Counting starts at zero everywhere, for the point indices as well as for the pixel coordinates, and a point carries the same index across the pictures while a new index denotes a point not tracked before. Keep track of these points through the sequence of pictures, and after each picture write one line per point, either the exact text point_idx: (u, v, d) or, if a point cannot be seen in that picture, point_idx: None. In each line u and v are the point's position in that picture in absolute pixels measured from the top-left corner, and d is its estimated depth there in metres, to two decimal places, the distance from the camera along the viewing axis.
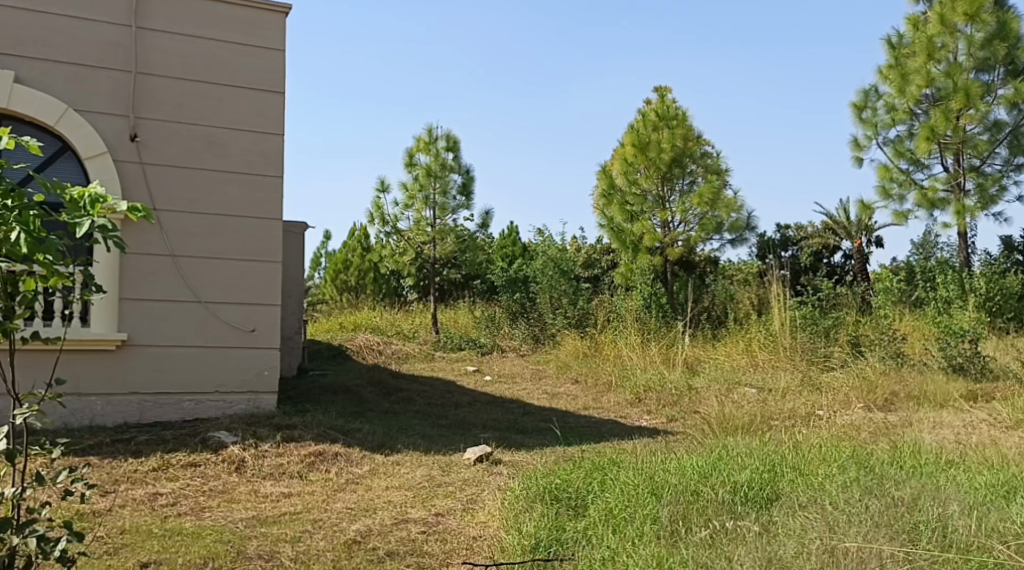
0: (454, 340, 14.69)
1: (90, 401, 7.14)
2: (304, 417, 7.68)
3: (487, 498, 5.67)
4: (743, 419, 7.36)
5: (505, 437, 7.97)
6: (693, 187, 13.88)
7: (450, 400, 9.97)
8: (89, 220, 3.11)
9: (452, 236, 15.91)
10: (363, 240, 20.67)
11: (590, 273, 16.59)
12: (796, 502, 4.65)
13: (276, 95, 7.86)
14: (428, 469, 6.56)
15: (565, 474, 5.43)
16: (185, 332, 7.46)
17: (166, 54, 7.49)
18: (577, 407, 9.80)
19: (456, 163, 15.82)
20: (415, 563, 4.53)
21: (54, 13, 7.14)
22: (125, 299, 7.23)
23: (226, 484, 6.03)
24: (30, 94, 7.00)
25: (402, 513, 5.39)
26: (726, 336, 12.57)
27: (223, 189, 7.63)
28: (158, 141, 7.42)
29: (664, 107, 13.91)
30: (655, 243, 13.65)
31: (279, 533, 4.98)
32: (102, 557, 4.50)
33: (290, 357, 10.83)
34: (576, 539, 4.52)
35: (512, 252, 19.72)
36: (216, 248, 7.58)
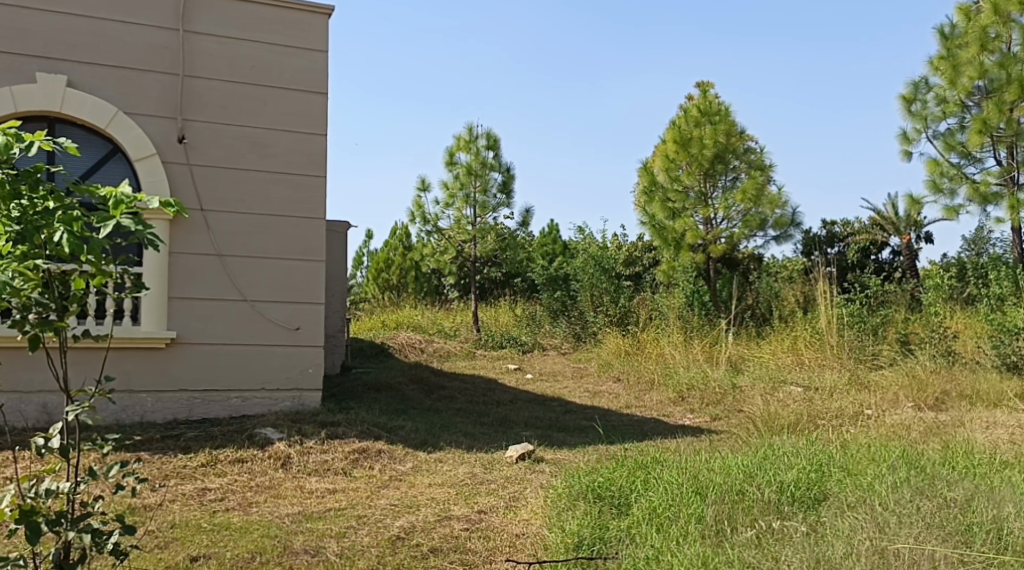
0: (495, 338, 14.71)
1: (140, 398, 7.27)
2: (347, 414, 7.75)
3: (530, 496, 5.67)
4: (789, 419, 7.27)
5: (547, 435, 7.96)
6: (736, 183, 13.74)
7: (491, 398, 9.98)
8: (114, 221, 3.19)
9: (492, 234, 15.94)
10: (405, 239, 20.82)
11: (631, 271, 16.50)
12: (844, 502, 4.59)
13: (320, 96, 7.94)
14: (470, 466, 6.58)
15: (607, 473, 5.39)
16: (231, 330, 7.57)
17: (211, 57, 7.60)
18: (619, 405, 9.76)
19: (497, 161, 15.84)
20: (459, 560, 4.54)
21: (104, 18, 7.28)
22: (173, 298, 7.35)
23: (272, 480, 6.11)
24: (81, 97, 7.14)
25: (445, 510, 5.41)
26: (771, 334, 12.43)
27: (268, 189, 7.72)
28: (205, 143, 7.53)
29: (707, 103, 13.78)
30: (697, 240, 13.53)
31: (325, 529, 5.03)
32: (153, 550, 4.59)
33: (334, 355, 10.94)
34: (620, 538, 4.50)
35: (553, 251, 19.73)
36: (262, 247, 7.67)
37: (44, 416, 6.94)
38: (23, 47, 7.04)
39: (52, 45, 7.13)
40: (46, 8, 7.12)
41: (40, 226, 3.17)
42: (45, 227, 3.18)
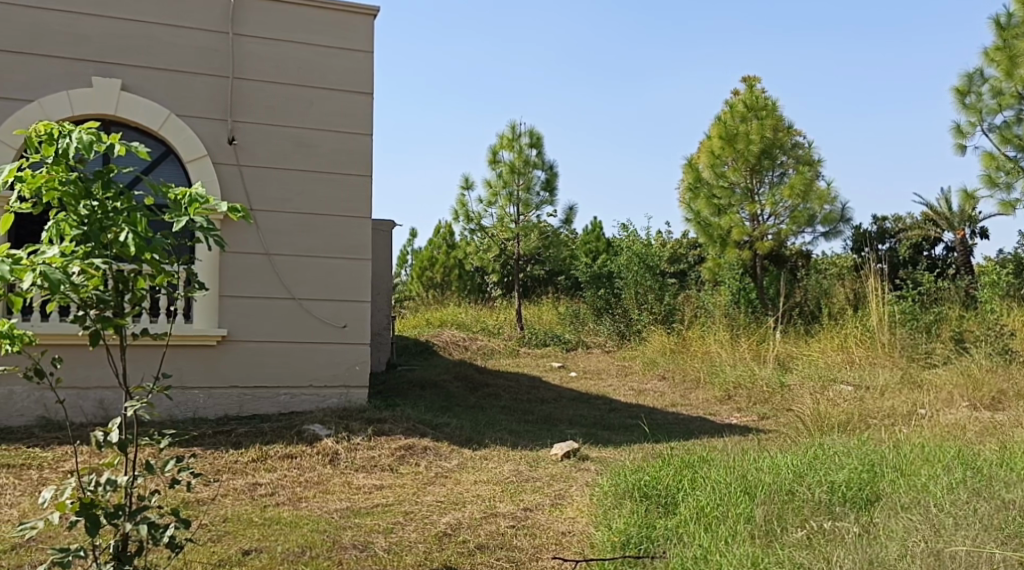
0: (539, 336, 14.72)
1: (193, 394, 7.41)
2: (393, 411, 7.82)
3: (576, 493, 5.67)
4: (840, 417, 7.16)
5: (592, 433, 7.94)
6: (783, 179, 13.57)
7: (536, 396, 9.99)
8: (186, 219, 3.35)
9: (536, 232, 15.94)
10: (448, 237, 20.93)
11: (676, 268, 16.38)
12: (898, 503, 4.51)
13: (365, 96, 8.01)
14: (515, 464, 6.60)
15: (654, 471, 5.36)
16: (279, 328, 7.67)
17: (259, 59, 7.71)
18: (665, 403, 9.71)
19: (540, 158, 15.84)
20: (506, 557, 4.56)
21: (155, 23, 7.43)
22: (224, 297, 7.48)
23: (321, 475, 6.19)
24: (135, 100, 7.29)
25: (491, 508, 5.43)
26: (821, 331, 12.25)
27: (315, 189, 7.81)
28: (254, 143, 7.65)
29: (753, 98, 13.62)
30: (743, 236, 13.39)
31: (373, 524, 5.08)
32: (207, 543, 4.67)
33: (379, 352, 11.04)
34: (667, 537, 4.47)
35: (597, 248, 19.69)
36: (309, 246, 7.77)
37: (101, 411, 7.10)
38: (79, 52, 7.22)
39: (106, 49, 7.29)
40: (100, 13, 7.29)
41: (106, 226, 3.27)
42: (112, 228, 3.28)
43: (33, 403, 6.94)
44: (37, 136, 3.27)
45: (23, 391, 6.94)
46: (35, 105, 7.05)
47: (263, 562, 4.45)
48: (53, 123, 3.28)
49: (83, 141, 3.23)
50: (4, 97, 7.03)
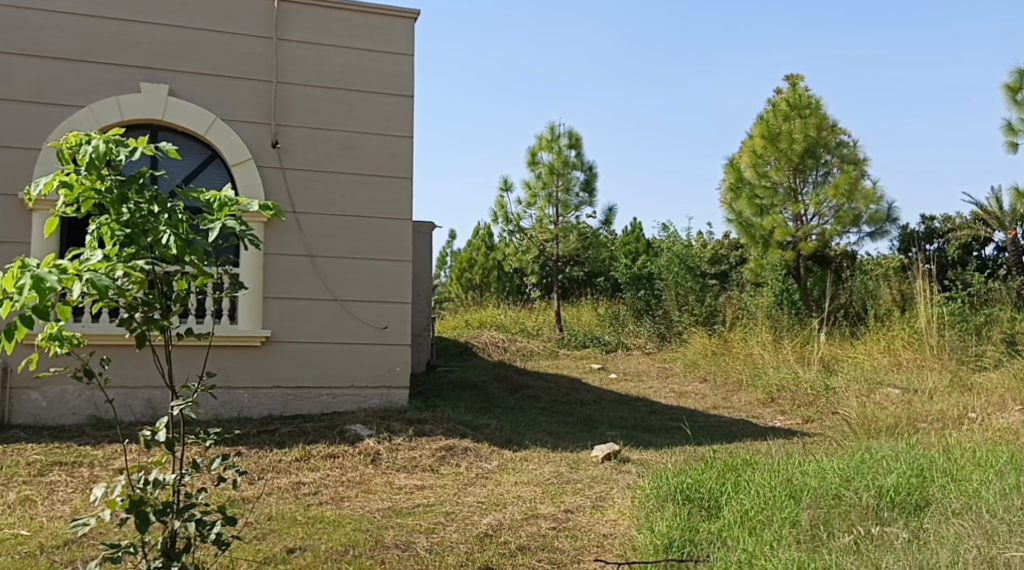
0: (579, 338, 14.68)
1: (238, 394, 7.51)
2: (434, 412, 7.85)
3: (617, 495, 5.65)
4: (888, 421, 7.04)
5: (632, 435, 7.90)
6: (828, 178, 13.38)
7: (575, 397, 9.96)
8: (219, 224, 3.35)
9: (575, 233, 15.90)
10: (487, 239, 20.95)
11: (717, 269, 16.22)
12: (949, 509, 4.43)
13: (407, 99, 8.06)
14: (556, 465, 6.59)
15: (696, 474, 5.32)
16: (322, 329, 7.75)
17: (303, 63, 7.79)
18: (706, 406, 9.63)
19: (579, 159, 15.81)
20: (547, 558, 4.55)
21: (201, 29, 7.55)
22: (268, 298, 7.57)
23: (363, 475, 6.23)
24: (182, 105, 7.42)
25: (533, 509, 5.43)
26: (867, 333, 12.05)
27: (357, 191, 7.88)
28: (297, 147, 7.73)
29: (796, 96, 13.45)
30: (786, 237, 13.23)
31: (415, 524, 5.11)
32: (252, 541, 4.73)
33: (419, 353, 11.10)
34: (711, 541, 4.43)
35: (636, 249, 19.59)
36: (350, 247, 7.83)
37: (149, 411, 7.23)
38: (127, 58, 7.36)
39: (154, 55, 7.42)
40: (148, 20, 7.42)
41: (147, 229, 3.33)
42: (152, 231, 3.33)
43: (84, 402, 7.08)
44: (68, 147, 3.32)
45: (74, 390, 7.09)
46: (86, 111, 7.21)
47: (307, 560, 4.50)
48: (81, 134, 3.32)
49: (99, 150, 3.25)
50: (56, 103, 7.19)
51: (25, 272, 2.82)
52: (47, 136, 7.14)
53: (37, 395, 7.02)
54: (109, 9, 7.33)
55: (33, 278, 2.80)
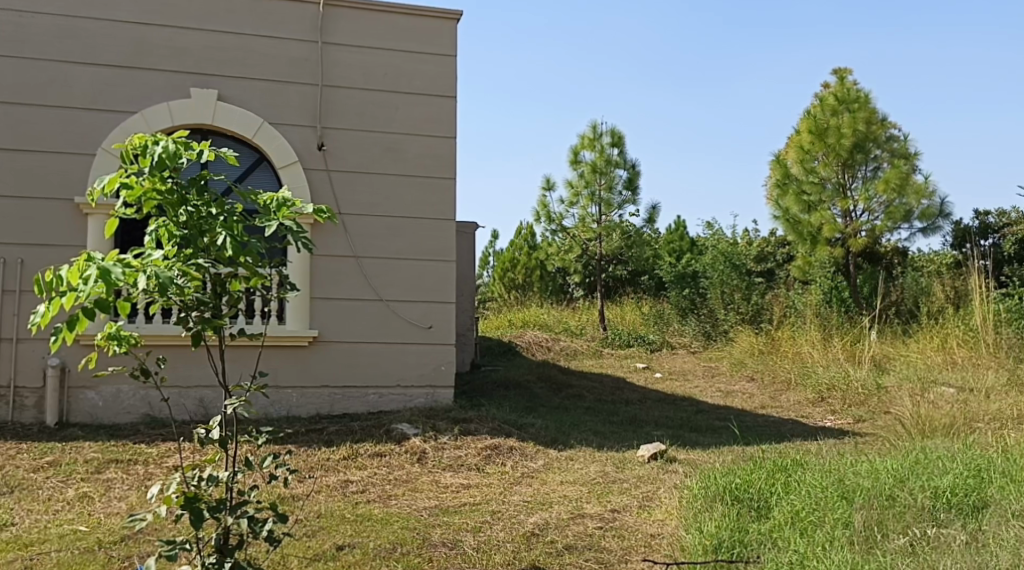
0: (623, 337, 14.61)
1: (286, 394, 7.60)
2: (479, 411, 7.87)
3: (664, 495, 5.61)
4: (943, 420, 6.89)
5: (679, 435, 7.84)
6: (877, 173, 13.14)
7: (620, 397, 9.92)
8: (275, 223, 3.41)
9: (618, 231, 15.85)
10: (530, 238, 20.93)
11: (763, 267, 16.01)
12: (1009, 511, 4.38)
13: (451, 100, 8.09)
14: (601, 465, 6.56)
15: (745, 474, 5.26)
16: (368, 328, 7.81)
17: (348, 66, 7.86)
18: (754, 405, 9.53)
19: (622, 158, 15.74)
20: (594, 558, 4.54)
21: (249, 34, 7.66)
22: (316, 298, 7.66)
23: (409, 474, 6.27)
24: (231, 110, 7.53)
25: (579, 508, 5.42)
26: (919, 331, 11.82)
27: (401, 192, 7.93)
28: (343, 149, 7.80)
29: (844, 90, 13.25)
30: (835, 233, 13.04)
31: (461, 522, 5.13)
32: (302, 538, 4.79)
33: (463, 353, 11.13)
34: (761, 542, 4.38)
35: (680, 247, 19.45)
36: (395, 248, 7.88)
37: (202, 410, 7.35)
38: (177, 65, 7.49)
39: (204, 62, 7.55)
40: (197, 27, 7.55)
41: (204, 230, 3.39)
42: (209, 232, 3.39)
43: (139, 401, 7.23)
44: (132, 148, 3.38)
45: (129, 389, 7.24)
46: (139, 117, 7.35)
47: (357, 557, 4.54)
48: (145, 135, 3.39)
49: (168, 150, 3.32)
50: (109, 109, 7.34)
51: (91, 264, 2.90)
52: (101, 142, 7.29)
53: (94, 395, 7.17)
54: (159, 17, 7.47)
55: (100, 270, 2.87)
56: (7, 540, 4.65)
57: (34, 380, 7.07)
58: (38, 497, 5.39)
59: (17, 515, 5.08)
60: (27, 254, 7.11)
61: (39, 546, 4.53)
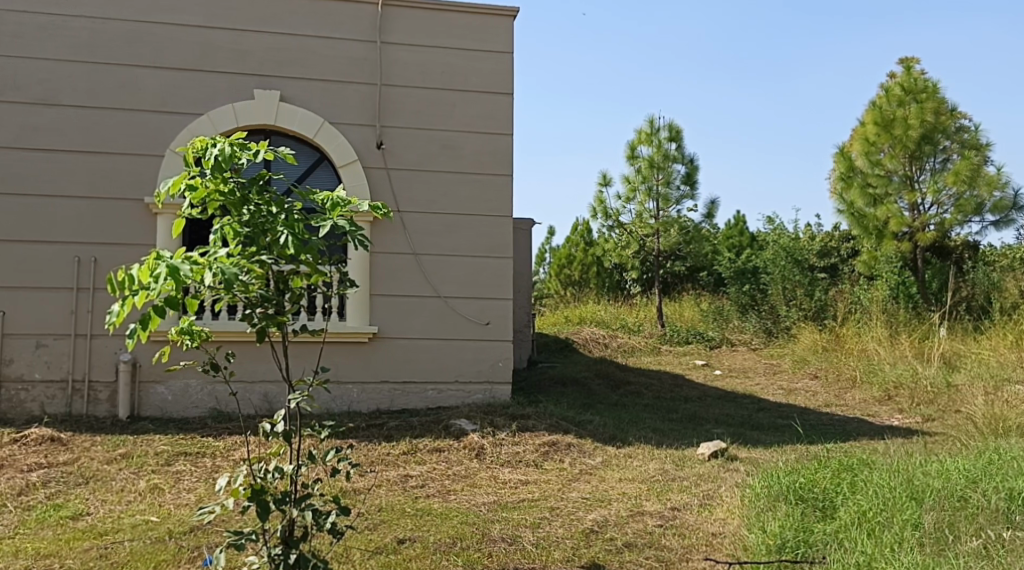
0: (681, 334, 14.48)
1: (347, 389, 7.70)
2: (537, 407, 7.86)
3: (725, 494, 5.53)
4: (1017, 418, 6.68)
5: (740, 433, 7.73)
6: (947, 165, 12.76)
7: (679, 394, 9.82)
8: (329, 222, 3.49)
9: (676, 227, 15.69)
10: (586, 234, 20.83)
11: (827, 263, 15.69)
12: None
13: (508, 97, 8.09)
14: (661, 462, 6.51)
15: (809, 474, 5.15)
16: (426, 325, 7.86)
17: (405, 65, 7.92)
18: (818, 403, 9.36)
19: (680, 152, 15.60)
20: (655, 556, 4.51)
21: (309, 35, 7.77)
22: (375, 295, 7.74)
23: (468, 469, 6.30)
24: (293, 111, 7.66)
25: (638, 506, 5.38)
26: (991, 328, 11.46)
27: (459, 189, 7.96)
28: (401, 147, 7.86)
29: (911, 80, 12.91)
30: (902, 227, 12.70)
31: (520, 518, 5.13)
32: (364, 531, 4.85)
33: (520, 349, 11.15)
34: (826, 542, 4.30)
35: (740, 242, 19.18)
36: (452, 245, 7.92)
37: (266, 405, 7.49)
38: (241, 67, 7.64)
39: (267, 64, 7.69)
40: (260, 29, 7.68)
41: (266, 230, 3.44)
42: (270, 231, 3.44)
43: (206, 395, 7.39)
44: (194, 151, 3.50)
45: (197, 384, 7.42)
46: (205, 119, 7.52)
47: (417, 551, 4.58)
48: (206, 138, 3.50)
49: (224, 153, 3.44)
50: (176, 111, 7.52)
51: (160, 263, 2.99)
52: (168, 143, 7.47)
53: (163, 389, 7.36)
54: (223, 20, 7.62)
55: (169, 267, 2.96)
56: (83, 529, 4.81)
57: (107, 375, 7.28)
58: (111, 488, 5.55)
59: (92, 505, 5.24)
60: (100, 253, 7.32)
61: (112, 535, 4.67)
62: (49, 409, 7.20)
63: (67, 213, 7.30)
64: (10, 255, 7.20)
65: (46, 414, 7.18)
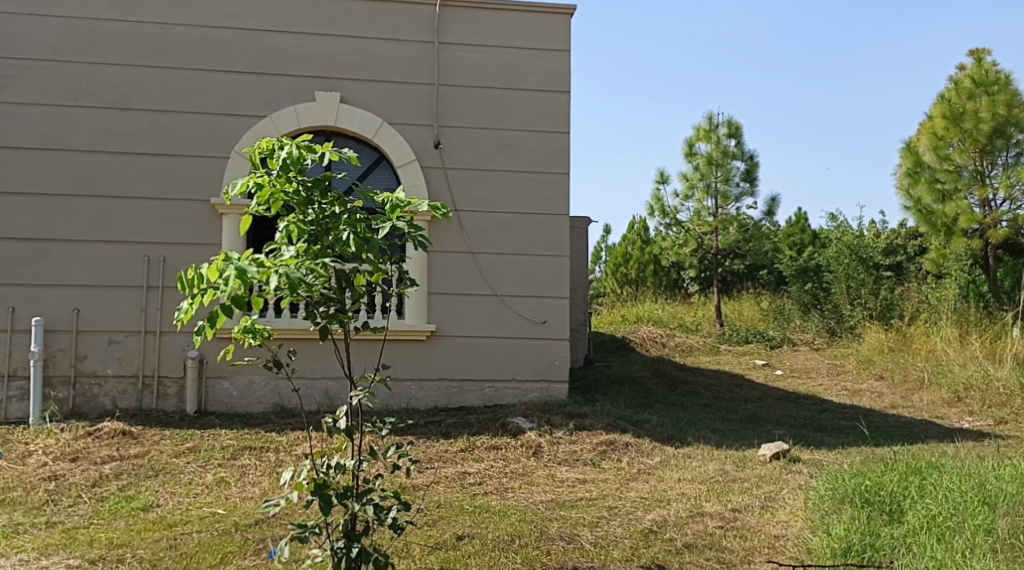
0: (740, 333, 14.26)
1: (406, 386, 7.77)
2: (595, 406, 7.83)
3: (788, 496, 5.44)
4: None
5: (802, 434, 7.60)
6: (1020, 160, 12.35)
7: (739, 394, 9.70)
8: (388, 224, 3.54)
9: (735, 225, 15.47)
10: (643, 233, 20.60)
11: (892, 261, 15.33)
12: None
13: (565, 96, 8.07)
14: (721, 463, 6.43)
15: (876, 477, 5.04)
16: (484, 323, 7.89)
17: (463, 65, 7.95)
18: (883, 404, 9.16)
19: (739, 149, 15.39)
20: (716, 557, 4.46)
21: (369, 37, 7.85)
22: (433, 294, 7.79)
23: (525, 467, 6.30)
24: (353, 112, 7.75)
25: (698, 506, 5.31)
26: None
27: (516, 188, 7.97)
28: (459, 147, 7.90)
29: (981, 72, 12.55)
30: (972, 224, 12.30)
31: (579, 517, 5.11)
32: (424, 527, 4.89)
33: (577, 348, 11.12)
34: (895, 546, 4.20)
35: (801, 240, 18.84)
36: (509, 244, 7.94)
37: (327, 401, 7.59)
38: (303, 70, 7.75)
39: (328, 66, 7.79)
40: (321, 32, 7.79)
41: (330, 228, 3.50)
42: (333, 229, 3.50)
43: (270, 391, 7.53)
44: (261, 152, 3.59)
45: (261, 380, 7.56)
46: (268, 121, 7.64)
47: (476, 547, 4.60)
48: (272, 139, 3.58)
49: (292, 154, 3.50)
50: (241, 114, 7.66)
51: (229, 264, 3.01)
52: (234, 145, 7.62)
53: (229, 385, 7.51)
54: (286, 24, 7.75)
55: (237, 269, 2.99)
56: (154, 520, 4.93)
57: (175, 371, 7.46)
58: (180, 481, 5.69)
59: (162, 497, 5.38)
60: (169, 253, 7.50)
61: (182, 527, 4.78)
62: (121, 404, 7.41)
63: (138, 214, 7.50)
64: (84, 255, 7.42)
65: (117, 409, 7.39)
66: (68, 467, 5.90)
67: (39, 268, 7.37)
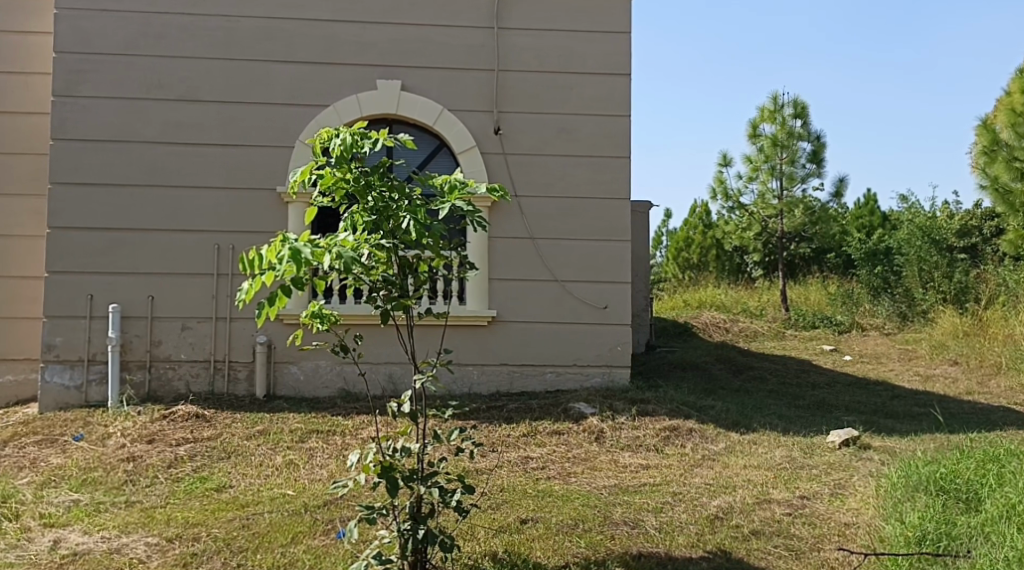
0: (806, 318, 13.99)
1: (468, 371, 7.82)
2: (657, 392, 7.77)
3: (858, 484, 5.33)
4: None
5: (872, 421, 7.43)
6: None
7: (806, 380, 9.52)
8: (447, 205, 3.56)
9: (801, 207, 15.11)
10: (705, 217, 20.32)
11: (966, 243, 14.84)
12: None
13: (626, 79, 7.98)
14: (788, 450, 6.32)
15: (951, 464, 4.91)
16: (545, 309, 7.88)
17: (523, 51, 7.92)
18: (958, 391, 8.89)
19: (805, 130, 15.05)
20: (784, 544, 4.39)
21: (428, 25, 7.87)
22: (494, 280, 7.82)
23: (588, 452, 6.29)
24: (414, 99, 7.79)
25: (764, 493, 5.24)
26: None
27: (576, 172, 7.92)
28: (519, 132, 7.88)
29: None
30: None
31: (642, 502, 5.08)
32: (488, 510, 4.91)
33: (639, 333, 11.03)
34: (972, 536, 4.09)
35: (870, 222, 18.39)
36: (570, 229, 7.90)
37: (391, 385, 7.67)
38: (364, 58, 7.81)
39: (389, 54, 7.84)
40: (381, 20, 7.83)
41: (389, 215, 3.52)
42: (393, 216, 3.52)
43: (335, 376, 7.66)
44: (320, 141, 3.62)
45: (326, 364, 7.68)
46: (330, 110, 7.73)
47: (540, 531, 4.60)
48: (331, 128, 3.61)
49: (347, 142, 3.51)
50: (304, 103, 7.76)
51: (285, 245, 3.08)
52: (298, 134, 7.73)
53: (296, 369, 7.66)
54: (347, 14, 7.81)
55: (292, 250, 3.06)
56: (227, 500, 5.06)
57: (245, 355, 7.63)
58: (251, 462, 5.82)
59: (234, 478, 5.51)
60: (237, 240, 7.65)
61: (253, 507, 4.89)
62: (194, 387, 7.61)
63: (207, 203, 7.66)
64: (157, 244, 7.62)
65: (191, 392, 7.59)
66: (145, 448, 6.07)
67: (115, 257, 7.58)
